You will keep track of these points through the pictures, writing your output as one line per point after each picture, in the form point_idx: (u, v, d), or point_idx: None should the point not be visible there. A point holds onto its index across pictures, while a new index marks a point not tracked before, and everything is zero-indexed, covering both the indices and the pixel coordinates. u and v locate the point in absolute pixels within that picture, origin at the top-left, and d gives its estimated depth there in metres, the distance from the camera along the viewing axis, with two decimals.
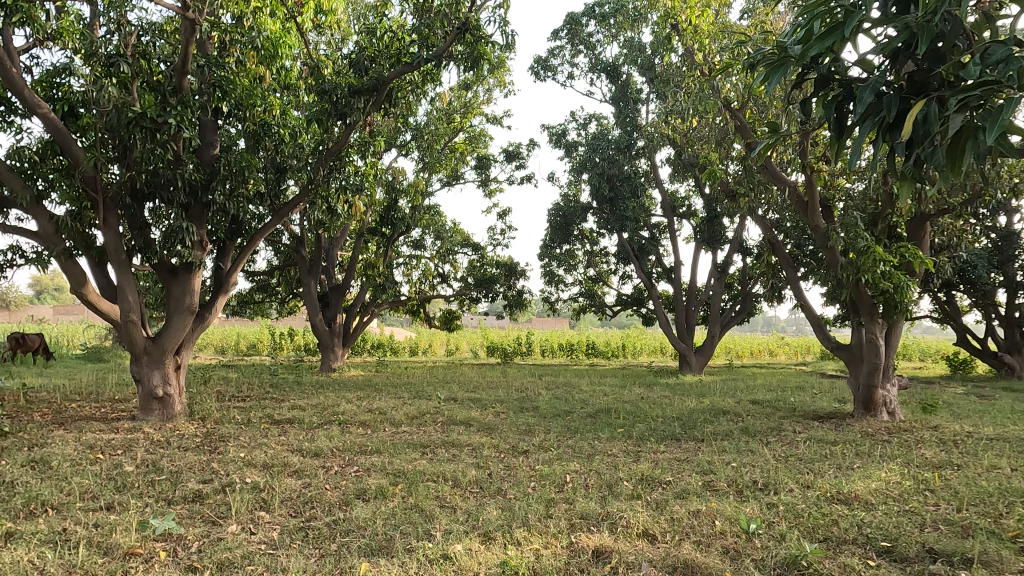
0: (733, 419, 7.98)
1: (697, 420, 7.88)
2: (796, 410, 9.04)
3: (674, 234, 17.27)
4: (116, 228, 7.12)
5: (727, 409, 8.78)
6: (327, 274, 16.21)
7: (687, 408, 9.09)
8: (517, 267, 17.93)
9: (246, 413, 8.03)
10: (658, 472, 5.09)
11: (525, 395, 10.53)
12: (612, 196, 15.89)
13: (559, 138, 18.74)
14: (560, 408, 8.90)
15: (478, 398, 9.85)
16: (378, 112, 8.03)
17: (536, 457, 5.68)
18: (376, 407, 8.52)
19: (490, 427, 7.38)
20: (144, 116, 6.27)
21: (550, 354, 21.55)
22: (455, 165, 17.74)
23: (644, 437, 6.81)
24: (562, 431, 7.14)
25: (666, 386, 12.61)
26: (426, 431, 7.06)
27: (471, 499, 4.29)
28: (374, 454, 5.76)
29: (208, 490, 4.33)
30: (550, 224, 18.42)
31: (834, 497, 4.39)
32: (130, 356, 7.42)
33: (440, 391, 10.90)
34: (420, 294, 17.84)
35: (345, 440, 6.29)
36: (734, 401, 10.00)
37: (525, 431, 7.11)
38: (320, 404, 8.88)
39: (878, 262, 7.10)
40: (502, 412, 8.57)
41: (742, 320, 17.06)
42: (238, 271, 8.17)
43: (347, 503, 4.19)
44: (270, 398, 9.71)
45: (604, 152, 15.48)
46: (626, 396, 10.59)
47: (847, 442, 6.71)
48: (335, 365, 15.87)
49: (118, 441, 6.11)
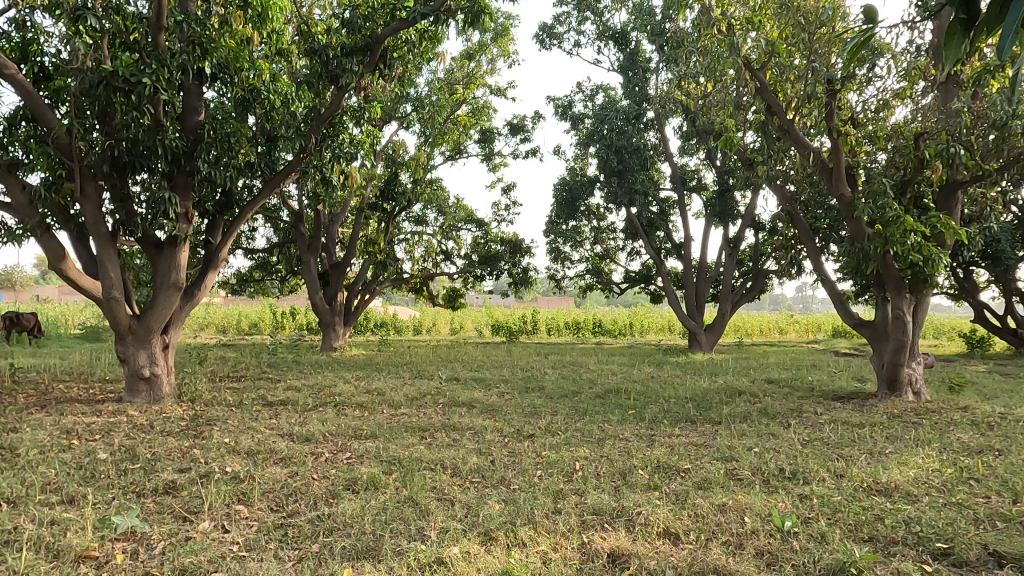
0: (750, 399, 7.57)
1: (712, 400, 7.48)
2: (815, 390, 8.62)
3: (684, 209, 16.78)
4: (95, 200, 6.70)
5: (743, 390, 8.36)
6: (327, 251, 15.79)
7: (701, 387, 8.68)
8: (522, 244, 17.47)
9: (239, 395, 7.67)
10: (675, 459, 4.69)
11: (531, 374, 10.16)
12: (621, 168, 15.36)
13: (565, 111, 18.16)
14: (568, 388, 8.50)
15: (481, 378, 9.45)
16: (374, 75, 7.48)
17: (543, 442, 5.29)
18: (375, 388, 8.13)
19: (495, 409, 6.98)
20: (116, 75, 5.92)
21: (556, 333, 21.14)
22: (458, 138, 17.22)
23: (657, 419, 6.42)
24: (570, 413, 6.76)
25: (676, 365, 12.23)
26: (427, 414, 6.68)
27: (472, 491, 3.90)
28: (369, 439, 5.37)
29: (185, 480, 3.95)
30: (556, 200, 17.93)
31: (873, 488, 3.98)
32: (115, 335, 7.04)
33: (442, 370, 10.55)
34: (423, 272, 17.43)
35: (339, 423, 5.91)
36: (748, 380, 9.61)
37: (531, 413, 6.74)
38: (317, 384, 8.51)
39: (909, 233, 6.62)
40: (506, 393, 8.17)
41: (753, 297, 16.61)
42: (228, 245, 7.75)
43: (335, 495, 3.81)
44: (266, 378, 9.34)
45: (613, 123, 14.90)
46: (635, 375, 10.19)
47: (875, 424, 6.28)
48: (336, 345, 15.55)
49: (98, 425, 5.75)
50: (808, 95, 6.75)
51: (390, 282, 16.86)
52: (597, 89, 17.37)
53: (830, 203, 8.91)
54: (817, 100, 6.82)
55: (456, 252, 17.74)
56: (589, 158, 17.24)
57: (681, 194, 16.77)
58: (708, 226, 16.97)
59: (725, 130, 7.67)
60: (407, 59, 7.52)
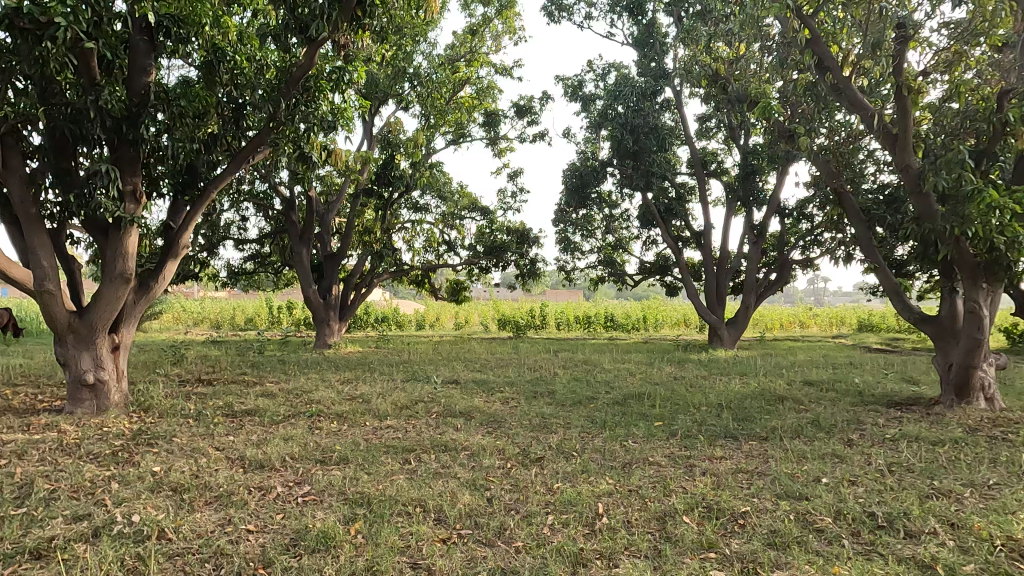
0: (795, 408, 6.48)
1: (751, 409, 6.40)
2: (865, 395, 7.52)
3: (703, 195, 15.66)
4: (23, 175, 5.64)
5: (784, 395, 7.26)
6: (322, 241, 14.79)
7: (733, 392, 7.61)
8: (530, 233, 16.37)
9: (203, 402, 6.65)
10: (727, 500, 3.62)
11: (540, 376, 9.09)
12: (636, 149, 14.21)
13: (574, 91, 17.03)
14: (582, 393, 7.44)
15: (484, 381, 8.41)
16: (353, 30, 6.40)
17: (555, 471, 4.24)
18: (360, 393, 7.09)
19: (498, 422, 5.93)
20: (21, 15, 4.55)
21: (566, 328, 20.09)
22: (461, 121, 16.15)
23: (691, 435, 5.37)
24: (586, 426, 5.71)
25: (699, 363, 11.11)
26: (416, 428, 5.64)
27: (458, 554, 2.87)
28: (339, 465, 4.33)
29: (70, 539, 2.91)
30: (565, 186, 16.83)
31: (1013, 549, 2.90)
32: (53, 335, 6.02)
33: (440, 371, 9.52)
34: (424, 263, 16.38)
35: (309, 443, 4.89)
36: (784, 382, 8.53)
37: (540, 427, 5.71)
38: (296, 389, 7.47)
39: (993, 210, 5.45)
40: (512, 400, 7.11)
41: (778, 289, 15.45)
42: (188, 230, 6.72)
43: (269, 563, 2.77)
44: (241, 381, 8.32)
45: (627, 101, 13.71)
46: (655, 376, 9.12)
47: (958, 442, 5.17)
48: (331, 341, 14.54)
49: (13, 445, 4.72)
50: (872, 44, 5.63)
51: (389, 274, 15.83)
52: (609, 67, 16.28)
53: (881, 181, 7.78)
54: (882, 51, 5.71)
55: (460, 242, 16.70)
56: (602, 141, 16.12)
57: (702, 179, 15.60)
58: (730, 214, 15.82)
59: (764, 94, 6.58)
60: (393, 8, 6.42)
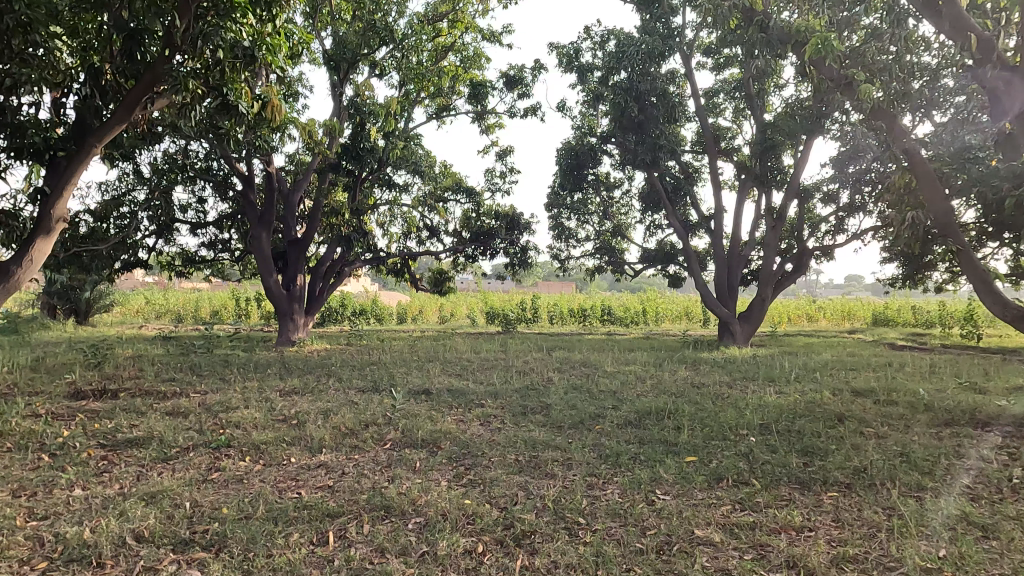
0: (864, 434, 4.95)
1: (808, 437, 4.85)
2: (937, 410, 5.99)
3: (714, 175, 14.09)
4: None
5: (839, 412, 5.74)
6: (286, 225, 13.14)
7: (773, 407, 6.06)
8: (521, 218, 14.65)
9: (81, 428, 4.99)
10: None
11: (532, 382, 7.51)
12: (641, 120, 12.59)
13: (571, 60, 15.36)
14: (585, 408, 5.86)
15: (463, 390, 6.83)
16: None
17: (557, 565, 2.69)
18: (298, 410, 5.47)
19: (473, 459, 4.36)
20: None
21: (560, 322, 18.57)
22: (443, 92, 14.48)
23: (741, 483, 3.82)
24: (595, 468, 4.13)
25: (717, 365, 9.56)
26: (359, 472, 4.05)
27: None
28: (211, 553, 2.73)
29: None
30: (560, 166, 15.19)
31: None
32: None
33: (412, 376, 7.92)
34: (404, 251, 14.73)
35: (183, 503, 3.28)
36: (829, 392, 6.98)
37: (530, 468, 4.14)
38: (219, 404, 5.85)
39: None
40: (495, 420, 5.53)
41: (795, 280, 13.91)
42: (63, 196, 5.07)
43: None
44: (157, 391, 6.67)
45: (632, 63, 12.02)
46: (669, 383, 7.56)
47: None
48: (295, 338, 12.99)
49: None
50: None
51: (364, 262, 14.17)
52: (608, 34, 14.64)
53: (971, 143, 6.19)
54: None
55: (443, 227, 15.06)
56: (601, 116, 14.45)
57: (713, 157, 13.94)
58: (743, 196, 14.27)
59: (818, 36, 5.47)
60: None
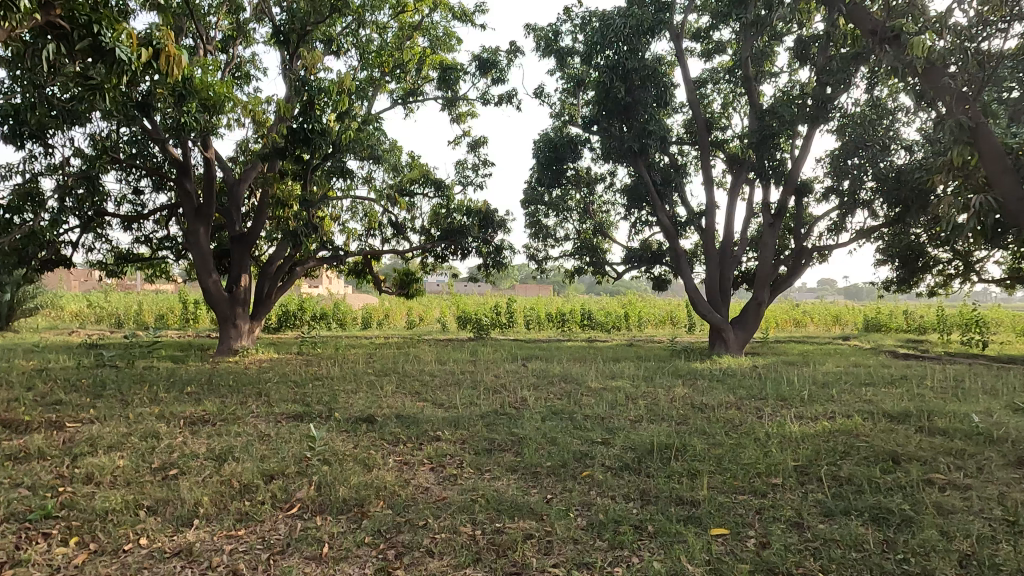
0: (940, 487, 3.73)
1: (868, 494, 3.60)
2: (1002, 444, 4.84)
3: (706, 167, 12.90)
4: None
5: (891, 450, 4.52)
6: (229, 219, 11.62)
7: (803, 442, 4.82)
8: (495, 215, 13.29)
9: None
10: None
11: (503, 405, 6.19)
12: (628, 103, 11.36)
13: (550, 43, 14.09)
14: (568, 447, 4.55)
15: (416, 417, 5.46)
16: None
17: None
18: (184, 454, 4.07)
19: (408, 534, 3.05)
20: None
21: (536, 327, 17.29)
22: (409, 75, 13.11)
23: None
24: (587, 557, 2.83)
25: (716, 381, 8.33)
26: (232, 565, 2.71)
27: None
28: None
29: None
30: (537, 160, 13.89)
31: None
32: None
33: (360, 397, 6.57)
34: (365, 249, 13.31)
35: None
36: (862, 418, 5.78)
37: (490, 556, 2.83)
38: (87, 443, 4.40)
39: None
40: (451, 465, 4.19)
41: (793, 283, 12.79)
42: None
43: None
44: (21, 422, 5.19)
45: (619, 39, 10.73)
46: (667, 406, 6.27)
47: None
48: (237, 347, 11.55)
49: None
50: None
51: (320, 261, 12.72)
52: (591, 14, 13.39)
53: None
54: None
55: (409, 224, 13.69)
56: (582, 104, 13.19)
57: (704, 149, 12.80)
58: (735, 193, 13.17)
59: None
60: None
